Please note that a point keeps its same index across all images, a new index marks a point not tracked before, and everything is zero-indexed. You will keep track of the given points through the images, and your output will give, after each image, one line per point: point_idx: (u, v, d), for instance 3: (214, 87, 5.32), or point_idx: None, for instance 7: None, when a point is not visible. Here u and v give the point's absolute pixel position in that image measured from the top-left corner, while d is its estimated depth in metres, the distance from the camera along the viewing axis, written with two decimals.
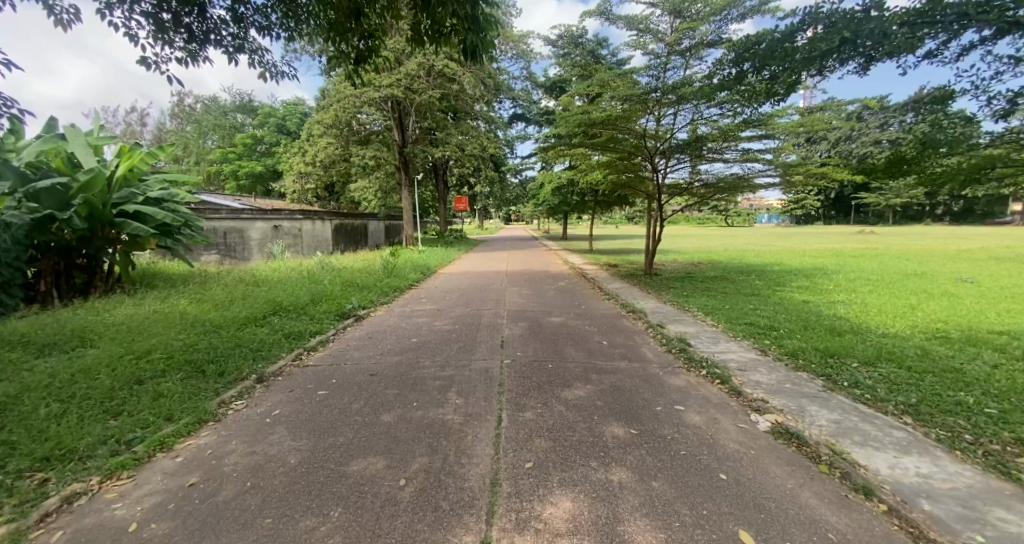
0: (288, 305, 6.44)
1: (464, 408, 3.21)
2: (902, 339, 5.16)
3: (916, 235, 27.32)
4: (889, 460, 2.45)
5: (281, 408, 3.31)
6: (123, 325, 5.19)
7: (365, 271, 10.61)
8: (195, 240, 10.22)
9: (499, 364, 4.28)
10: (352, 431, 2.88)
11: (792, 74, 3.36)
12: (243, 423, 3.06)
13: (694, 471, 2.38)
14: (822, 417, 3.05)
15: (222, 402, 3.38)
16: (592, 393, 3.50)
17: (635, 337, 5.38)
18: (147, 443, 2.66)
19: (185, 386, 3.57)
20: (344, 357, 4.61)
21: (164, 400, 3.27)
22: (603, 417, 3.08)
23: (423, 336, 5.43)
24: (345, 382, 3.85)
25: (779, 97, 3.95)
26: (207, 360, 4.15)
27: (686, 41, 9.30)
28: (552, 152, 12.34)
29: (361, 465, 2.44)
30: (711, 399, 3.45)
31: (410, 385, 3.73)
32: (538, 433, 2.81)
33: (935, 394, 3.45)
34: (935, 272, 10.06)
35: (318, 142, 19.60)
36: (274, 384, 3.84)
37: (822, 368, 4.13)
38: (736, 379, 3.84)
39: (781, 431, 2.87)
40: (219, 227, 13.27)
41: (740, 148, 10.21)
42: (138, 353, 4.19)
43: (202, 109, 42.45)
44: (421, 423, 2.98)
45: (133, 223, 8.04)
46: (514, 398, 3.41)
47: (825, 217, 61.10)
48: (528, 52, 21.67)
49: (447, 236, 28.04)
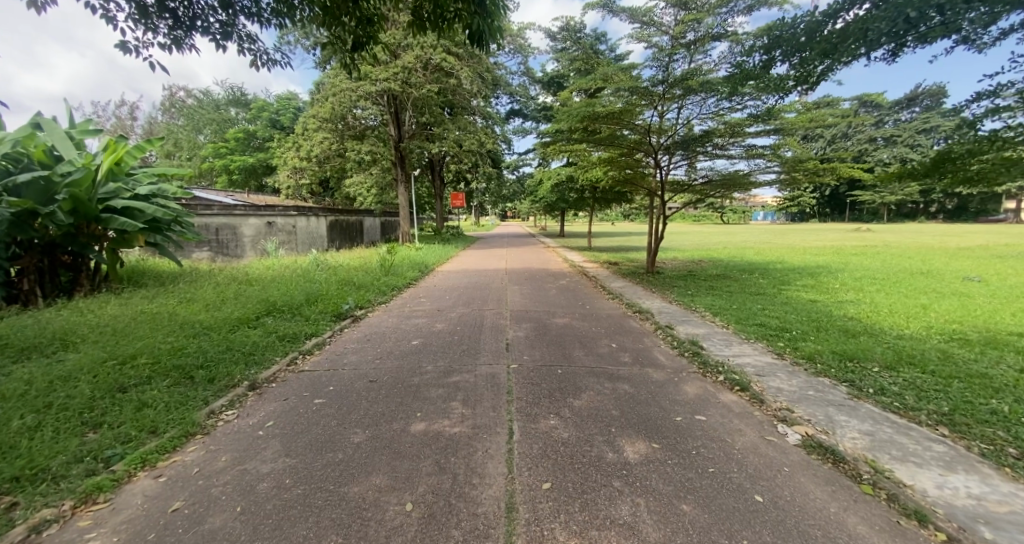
0: (282, 305, 6.19)
1: (471, 420, 2.99)
2: (919, 341, 5.01)
3: (914, 235, 27.03)
4: (934, 478, 2.29)
5: (275, 419, 3.08)
6: (107, 326, 4.90)
7: (361, 269, 10.35)
8: (186, 237, 9.96)
9: (505, 369, 4.07)
10: (353, 446, 2.67)
11: (830, 63, 3.31)
12: (234, 437, 2.82)
13: (728, 492, 2.19)
14: (854, 429, 2.88)
15: (211, 412, 3.13)
16: (607, 403, 3.31)
17: (643, 340, 5.18)
18: (128, 460, 2.40)
19: (171, 395, 3.31)
20: (342, 362, 4.37)
21: (149, 411, 3.02)
22: (621, 429, 2.88)
23: (424, 338, 5.21)
24: (344, 389, 3.62)
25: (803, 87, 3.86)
26: (196, 365, 3.90)
27: (690, 33, 9.04)
28: (552, 149, 12.08)
29: (363, 487, 2.23)
30: (732, 408, 3.26)
31: (412, 392, 3.52)
32: (555, 448, 2.61)
33: (966, 402, 3.30)
34: (940, 271, 9.94)
35: (311, 136, 19.16)
36: (267, 392, 3.60)
37: (843, 373, 3.96)
38: (756, 385, 3.66)
39: (813, 444, 2.69)
40: (211, 223, 12.96)
41: (745, 145, 10.01)
42: (122, 358, 3.92)
43: (194, 102, 41.72)
44: (428, 437, 2.76)
45: (120, 218, 7.74)
46: (525, 407, 3.21)
47: (820, 214, 61.38)
48: (526, 47, 21.37)
49: (444, 233, 27.69)
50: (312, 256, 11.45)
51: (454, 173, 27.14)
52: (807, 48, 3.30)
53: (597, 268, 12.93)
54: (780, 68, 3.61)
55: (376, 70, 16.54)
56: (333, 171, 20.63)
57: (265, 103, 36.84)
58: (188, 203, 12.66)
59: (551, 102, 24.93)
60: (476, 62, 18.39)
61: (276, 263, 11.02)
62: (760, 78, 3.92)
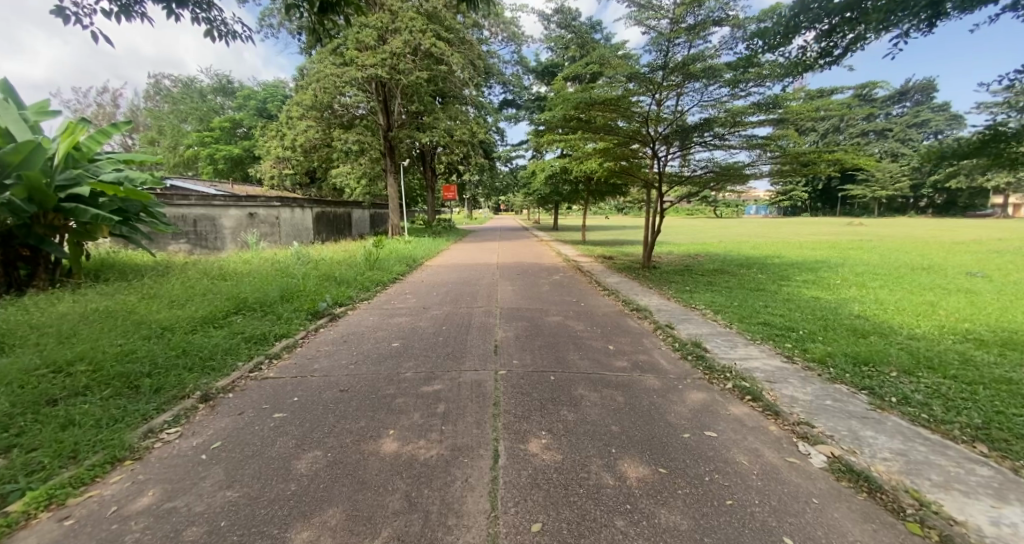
0: (252, 302, 5.73)
1: (452, 439, 2.61)
2: (934, 342, 4.72)
3: (903, 229, 26.57)
4: (987, 512, 1.92)
5: (225, 440, 2.67)
6: (53, 327, 4.44)
7: (345, 263, 9.86)
8: (157, 228, 9.41)
9: (493, 375, 3.69)
10: (307, 475, 2.26)
11: (865, 29, 3.07)
12: (170, 463, 2.41)
13: (751, 533, 1.82)
14: (885, 448, 2.52)
15: (149, 431, 2.71)
16: (606, 416, 2.94)
17: (643, 341, 4.81)
18: (28, 498, 1.97)
19: (105, 410, 2.88)
20: (312, 367, 3.96)
21: (73, 431, 2.58)
22: (622, 450, 2.52)
23: (406, 340, 4.80)
24: (309, 400, 3.21)
25: (829, 53, 3.51)
26: (143, 373, 3.47)
27: (690, 18, 8.60)
28: (546, 139, 11.66)
29: (308, 532, 1.81)
30: (745, 422, 2.90)
31: (386, 405, 3.10)
32: (546, 477, 2.23)
33: (1000, 413, 2.95)
34: (942, 266, 9.68)
35: (295, 124, 18.40)
36: (222, 404, 3.18)
37: (861, 379, 3.62)
38: (770, 394, 3.32)
39: (842, 467, 2.33)
40: (188, 214, 12.51)
41: (745, 134, 9.66)
42: (58, 365, 3.48)
43: (177, 89, 40.41)
44: (398, 462, 2.36)
45: (87, 209, 7.24)
46: (512, 423, 2.83)
47: (812, 209, 61.64)
48: (519, 34, 20.77)
49: (434, 226, 27.11)
50: (293, 249, 10.93)
51: (445, 165, 26.53)
52: (842, 10, 2.95)
53: (592, 262, 12.59)
54: (807, 32, 3.27)
55: (363, 56, 15.89)
56: (319, 161, 19.93)
57: (252, 92, 35.89)
58: (163, 193, 12.03)
59: (544, 92, 24.36)
60: (467, 48, 17.82)
61: (255, 257, 10.48)
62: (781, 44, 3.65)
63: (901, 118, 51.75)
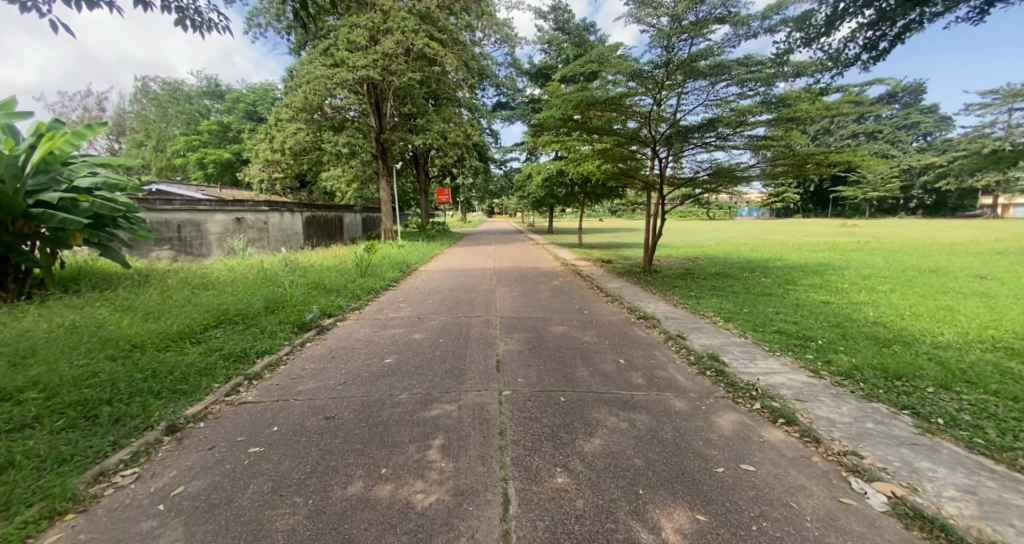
0: (234, 315, 5.33)
1: (455, 481, 2.24)
2: (962, 352, 4.47)
3: (895, 232, 26.49)
4: None
5: (189, 482, 2.23)
6: (9, 346, 3.97)
7: (335, 270, 9.46)
8: (137, 235, 8.83)
9: (497, 397, 3.33)
10: (282, 530, 1.84)
11: (920, 12, 2.81)
12: (120, 517, 1.95)
13: None
14: (948, 485, 2.20)
15: (101, 474, 2.25)
16: (627, 447, 2.60)
17: (655, 354, 4.49)
18: None
19: (51, 446, 2.44)
20: (296, 389, 3.57)
21: (6, 474, 2.13)
22: (652, 491, 2.16)
23: (400, 355, 4.42)
24: (292, 431, 2.83)
25: (875, 46, 3.23)
26: (103, 399, 3.04)
27: (693, 15, 8.37)
28: (542, 140, 11.35)
29: None
30: (784, 452, 2.57)
31: (379, 437, 2.73)
32: (567, 530, 1.86)
33: None
34: (949, 269, 9.48)
35: (284, 126, 17.90)
36: (190, 436, 2.75)
37: (897, 397, 3.34)
38: (803, 416, 3.00)
39: (909, 511, 2.00)
40: (172, 219, 12.07)
41: (747, 134, 9.43)
42: (4, 392, 3.02)
43: (163, 92, 39.55)
44: (391, 513, 1.98)
45: (56, 215, 6.69)
46: (521, 458, 2.47)
47: (804, 211, 62.07)
48: (512, 37, 20.50)
49: (428, 230, 26.71)
50: (281, 255, 10.49)
51: (439, 168, 26.18)
52: None
53: (591, 266, 12.24)
54: (854, 17, 3.00)
55: (354, 56, 15.42)
56: (310, 164, 19.45)
57: (240, 95, 35.26)
58: (145, 198, 11.54)
59: (538, 94, 24.09)
60: (460, 49, 17.49)
61: (240, 264, 10.01)
62: (812, 28, 3.32)
63: (891, 119, 52.21)
